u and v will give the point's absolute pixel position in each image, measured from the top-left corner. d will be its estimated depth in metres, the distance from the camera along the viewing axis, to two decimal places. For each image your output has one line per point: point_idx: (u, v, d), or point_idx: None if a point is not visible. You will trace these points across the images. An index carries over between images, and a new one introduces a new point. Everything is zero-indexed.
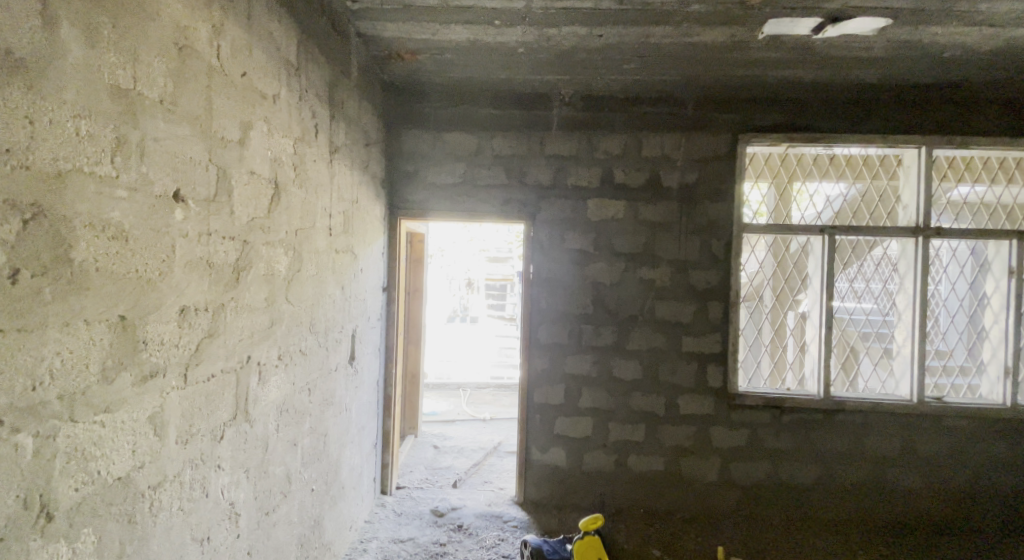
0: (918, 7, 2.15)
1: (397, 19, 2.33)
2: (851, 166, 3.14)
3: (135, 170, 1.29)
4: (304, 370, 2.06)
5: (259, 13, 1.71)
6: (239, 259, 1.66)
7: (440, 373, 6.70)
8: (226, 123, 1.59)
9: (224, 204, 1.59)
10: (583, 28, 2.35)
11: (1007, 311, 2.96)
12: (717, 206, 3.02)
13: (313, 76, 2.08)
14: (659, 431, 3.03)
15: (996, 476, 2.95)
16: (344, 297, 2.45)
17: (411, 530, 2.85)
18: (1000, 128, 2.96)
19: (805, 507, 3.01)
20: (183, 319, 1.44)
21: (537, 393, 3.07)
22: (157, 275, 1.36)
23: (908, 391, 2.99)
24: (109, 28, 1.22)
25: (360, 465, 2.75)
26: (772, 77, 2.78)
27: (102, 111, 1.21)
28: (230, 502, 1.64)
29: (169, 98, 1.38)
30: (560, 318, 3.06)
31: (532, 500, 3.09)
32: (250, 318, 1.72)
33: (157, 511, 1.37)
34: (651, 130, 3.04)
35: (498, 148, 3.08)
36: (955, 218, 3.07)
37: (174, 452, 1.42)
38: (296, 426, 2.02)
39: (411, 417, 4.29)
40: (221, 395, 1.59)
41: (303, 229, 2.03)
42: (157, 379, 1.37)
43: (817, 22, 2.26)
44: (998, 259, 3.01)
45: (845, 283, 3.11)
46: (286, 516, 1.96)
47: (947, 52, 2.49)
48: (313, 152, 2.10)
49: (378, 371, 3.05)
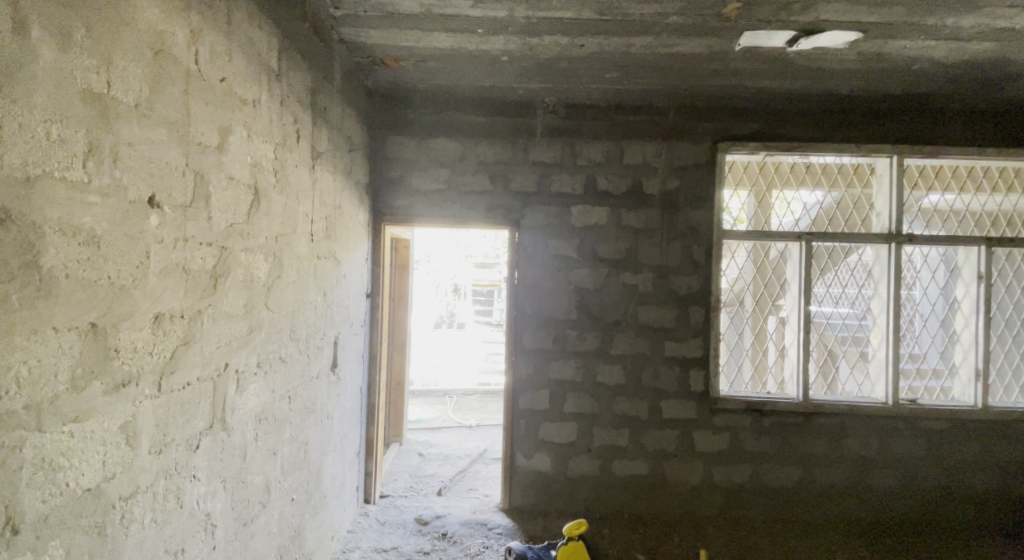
0: (888, 22, 2.17)
1: (381, 25, 2.31)
2: (826, 174, 3.14)
3: (108, 174, 1.27)
4: (284, 377, 2.04)
5: (239, 19, 1.70)
6: (217, 266, 1.63)
7: (427, 380, 6.75)
8: (205, 128, 1.57)
9: (202, 210, 1.56)
10: (565, 37, 2.34)
11: (977, 314, 3.02)
12: (700, 214, 3.03)
13: (294, 82, 2.06)
14: (643, 436, 3.02)
15: (970, 476, 2.98)
16: (326, 303, 2.42)
17: (394, 539, 2.82)
18: (970, 139, 3.01)
19: (785, 511, 3.01)
20: (157, 326, 1.42)
21: (523, 399, 3.05)
22: (131, 282, 1.34)
23: (883, 393, 3.01)
24: (82, 33, 1.20)
25: (342, 473, 2.72)
26: (752, 88, 2.80)
27: (73, 115, 1.19)
28: (206, 513, 1.60)
29: (145, 103, 1.36)
30: (544, 323, 3.05)
31: (517, 507, 3.07)
32: (228, 325, 1.69)
33: (128, 523, 1.34)
34: (633, 138, 3.05)
35: (482, 154, 3.07)
36: (926, 225, 3.07)
37: (147, 463, 1.39)
38: (275, 434, 1.99)
39: (396, 424, 4.25)
40: (197, 404, 1.56)
41: (283, 235, 2.01)
42: (130, 388, 1.34)
43: (791, 35, 2.27)
44: (968, 264, 3.06)
45: (822, 289, 3.08)
46: (265, 526, 1.93)
47: (917, 65, 2.52)
48: (294, 158, 2.08)
49: (361, 378, 3.02)
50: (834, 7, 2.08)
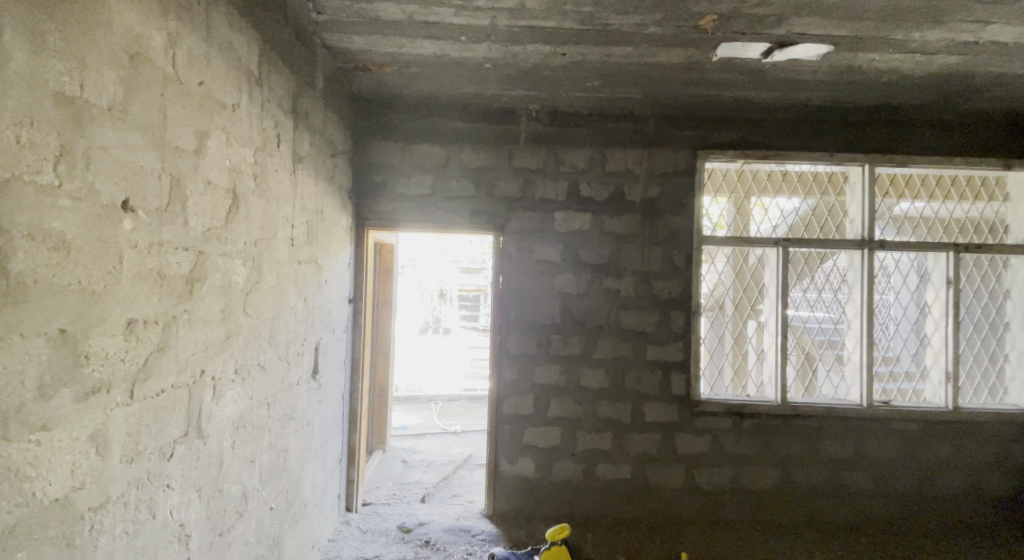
0: (856, 35, 2.21)
1: (364, 31, 2.31)
2: (802, 182, 3.17)
3: (80, 178, 1.25)
4: (262, 384, 2.01)
5: (218, 22, 1.68)
6: (194, 271, 1.61)
7: (411, 386, 6.70)
8: (182, 132, 1.55)
9: (178, 214, 1.54)
10: (547, 46, 2.35)
11: (946, 318, 3.06)
12: (680, 220, 3.05)
13: (275, 86, 2.04)
14: (626, 439, 3.03)
15: (943, 476, 3.03)
16: (307, 309, 2.39)
17: (376, 547, 2.80)
18: (939, 149, 3.07)
19: (764, 513, 3.03)
20: (130, 332, 1.39)
21: (507, 404, 3.04)
22: (102, 287, 1.31)
23: (858, 395, 3.04)
24: (55, 36, 1.18)
25: (323, 481, 2.69)
26: (730, 97, 2.83)
27: (44, 118, 1.17)
28: (180, 523, 1.57)
29: (119, 106, 1.33)
30: (528, 327, 3.05)
31: (501, 513, 3.06)
32: (205, 331, 1.67)
33: (98, 535, 1.30)
34: (615, 146, 3.07)
35: (466, 160, 3.07)
36: (898, 231, 3.14)
37: (118, 472, 1.36)
38: (253, 442, 1.96)
39: (379, 431, 4.21)
40: (171, 412, 1.53)
41: (262, 239, 1.99)
42: (101, 395, 1.32)
43: (765, 47, 2.30)
44: (937, 269, 3.11)
45: (799, 293, 3.12)
46: (241, 536, 1.89)
47: (886, 77, 2.57)
48: (275, 162, 2.06)
49: (343, 385, 2.98)
50: (806, 21, 2.12)
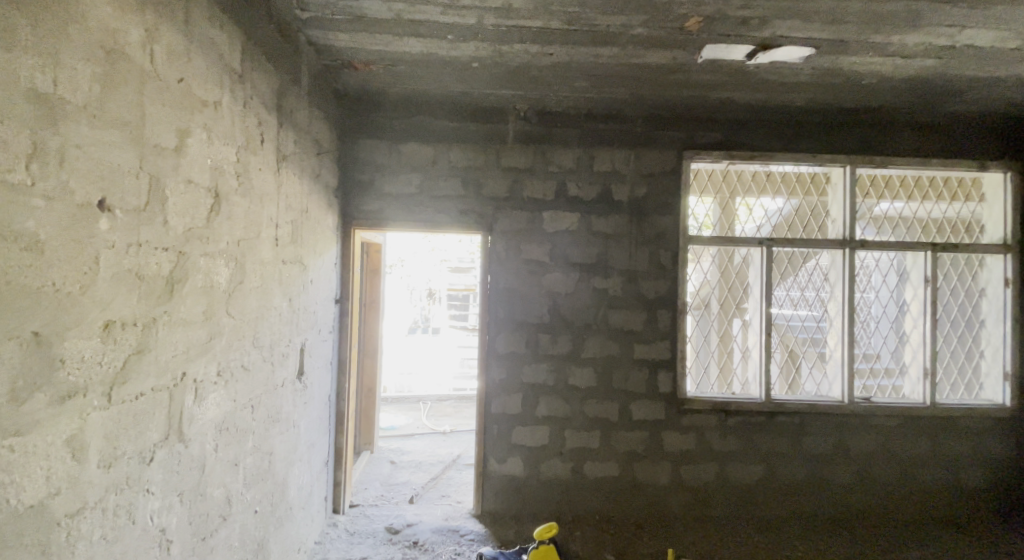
0: (837, 39, 2.22)
1: (349, 29, 2.28)
2: (786, 182, 3.20)
3: (54, 178, 1.22)
4: (246, 386, 1.98)
5: (199, 18, 1.65)
6: (174, 272, 1.58)
7: (400, 386, 6.66)
8: (162, 130, 1.52)
9: (157, 213, 1.51)
10: (534, 46, 2.34)
11: (925, 316, 3.11)
12: (667, 220, 3.06)
13: (258, 83, 2.01)
14: (613, 438, 3.02)
15: (924, 470, 3.06)
16: (291, 310, 2.36)
17: (363, 549, 2.77)
18: (920, 150, 3.11)
19: (748, 509, 3.04)
20: (107, 335, 1.36)
21: (495, 404, 3.02)
22: (78, 289, 1.28)
23: (840, 391, 3.07)
24: (27, 31, 1.15)
25: (308, 484, 2.65)
26: (716, 99, 2.84)
27: (15, 114, 1.14)
28: (161, 528, 1.55)
29: (95, 103, 1.30)
30: (516, 326, 3.03)
31: (489, 513, 3.04)
32: (186, 333, 1.64)
33: (75, 542, 1.27)
34: (603, 145, 3.06)
35: (453, 159, 3.05)
36: (878, 231, 3.17)
37: (95, 477, 1.33)
38: (237, 445, 1.93)
39: (367, 432, 4.17)
40: (151, 415, 1.51)
41: (245, 239, 1.96)
42: (76, 399, 1.28)
43: (749, 50, 2.31)
44: (915, 268, 3.16)
45: (783, 292, 3.14)
46: (225, 540, 1.86)
47: (865, 80, 2.59)
48: (257, 160, 2.03)
49: (330, 385, 2.95)
50: (789, 24, 2.12)
